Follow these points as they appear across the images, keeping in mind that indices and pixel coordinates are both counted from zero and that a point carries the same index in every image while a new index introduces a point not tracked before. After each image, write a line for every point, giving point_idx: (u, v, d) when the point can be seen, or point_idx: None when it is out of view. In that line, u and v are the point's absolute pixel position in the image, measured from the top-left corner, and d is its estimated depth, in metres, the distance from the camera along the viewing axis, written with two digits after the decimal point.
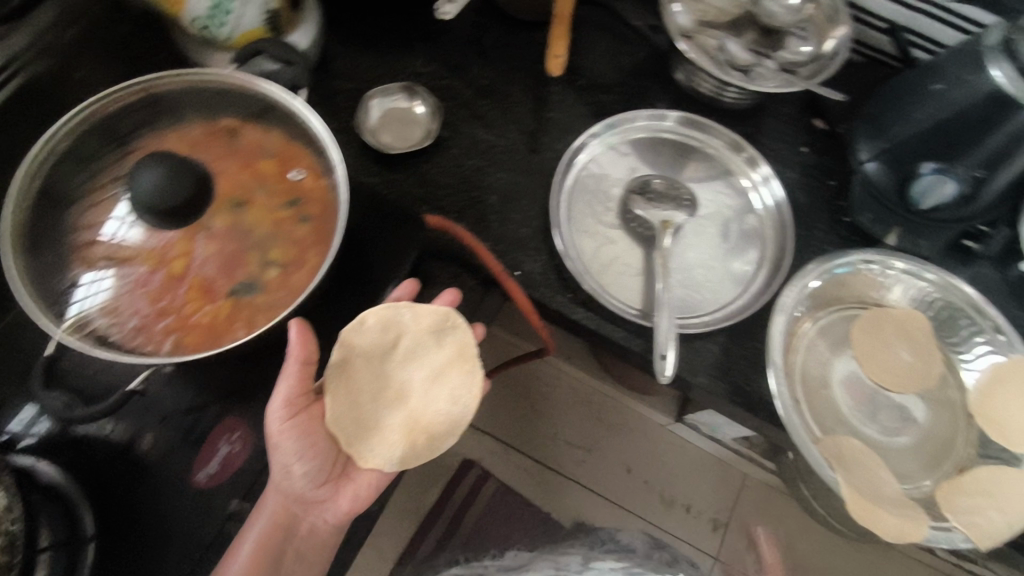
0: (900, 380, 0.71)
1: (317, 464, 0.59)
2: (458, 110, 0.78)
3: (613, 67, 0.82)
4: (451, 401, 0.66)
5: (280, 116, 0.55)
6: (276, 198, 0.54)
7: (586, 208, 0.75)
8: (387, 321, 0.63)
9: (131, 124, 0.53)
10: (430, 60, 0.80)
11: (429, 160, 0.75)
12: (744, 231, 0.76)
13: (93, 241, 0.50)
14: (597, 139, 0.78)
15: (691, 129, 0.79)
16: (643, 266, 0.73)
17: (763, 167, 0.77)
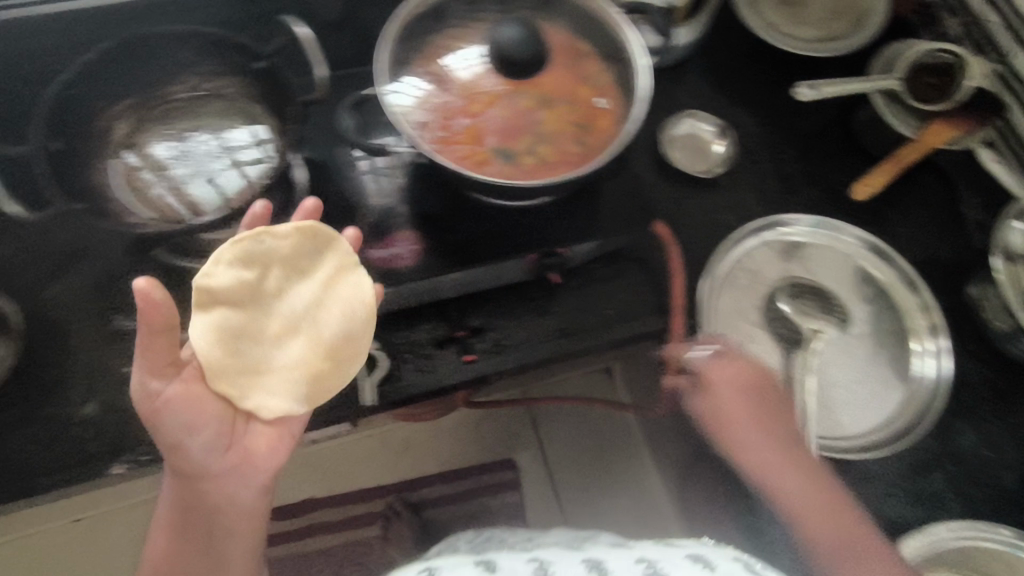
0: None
1: (217, 431, 0.52)
2: (748, 172, 0.80)
3: (913, 236, 0.77)
4: (343, 318, 0.59)
5: (621, 66, 0.63)
6: (574, 115, 0.62)
7: (749, 285, 0.75)
8: (250, 256, 0.56)
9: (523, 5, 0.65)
10: (757, 120, 0.83)
11: (695, 190, 0.78)
12: (895, 399, 0.70)
13: (439, 60, 0.62)
14: (795, 227, 0.76)
15: (906, 282, 0.74)
16: (782, 373, 0.71)
17: (943, 339, 0.71)
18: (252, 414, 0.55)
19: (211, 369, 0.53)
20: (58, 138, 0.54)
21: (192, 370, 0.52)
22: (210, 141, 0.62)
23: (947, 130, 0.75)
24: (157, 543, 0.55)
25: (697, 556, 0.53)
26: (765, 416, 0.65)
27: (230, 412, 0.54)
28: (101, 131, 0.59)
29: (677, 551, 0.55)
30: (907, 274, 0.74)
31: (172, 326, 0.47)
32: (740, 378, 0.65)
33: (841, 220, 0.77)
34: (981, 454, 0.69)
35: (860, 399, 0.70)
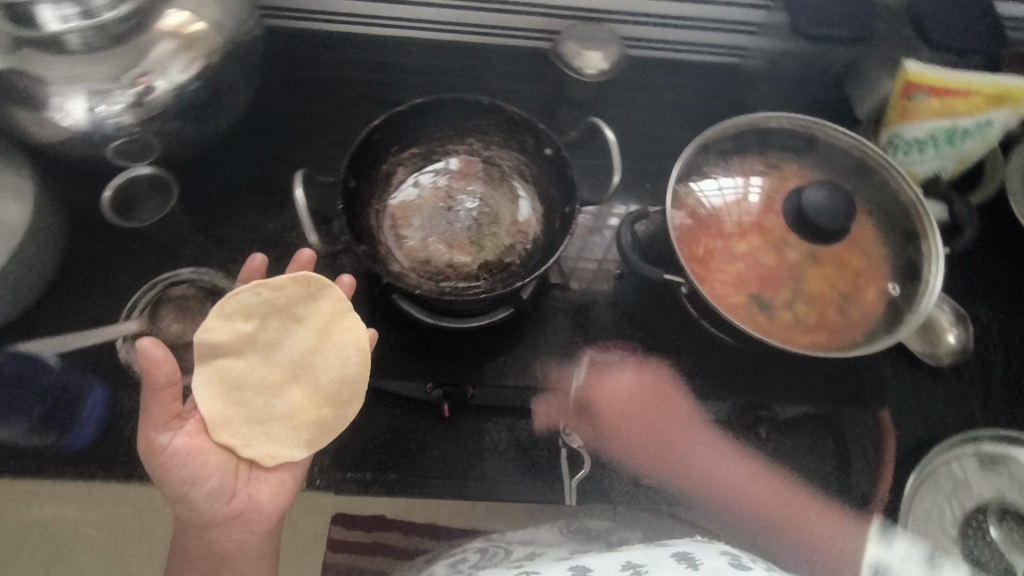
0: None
1: (219, 478, 0.51)
2: (977, 371, 0.73)
3: None
4: (340, 365, 0.58)
5: (907, 245, 0.59)
6: (842, 282, 0.59)
7: (961, 490, 0.67)
8: (247, 312, 0.56)
9: (811, 154, 0.64)
10: (997, 317, 0.76)
11: (916, 374, 0.73)
12: None
13: (696, 185, 0.62)
14: None
15: None
16: None
17: None
18: (253, 461, 0.54)
19: (213, 419, 0.53)
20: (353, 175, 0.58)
21: (193, 424, 0.52)
22: (467, 206, 0.64)
23: None
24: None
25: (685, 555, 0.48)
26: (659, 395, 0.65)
27: (233, 459, 0.53)
28: (384, 174, 0.63)
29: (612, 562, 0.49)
30: None
31: (177, 382, 0.49)
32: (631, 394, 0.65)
33: None
34: None
35: None
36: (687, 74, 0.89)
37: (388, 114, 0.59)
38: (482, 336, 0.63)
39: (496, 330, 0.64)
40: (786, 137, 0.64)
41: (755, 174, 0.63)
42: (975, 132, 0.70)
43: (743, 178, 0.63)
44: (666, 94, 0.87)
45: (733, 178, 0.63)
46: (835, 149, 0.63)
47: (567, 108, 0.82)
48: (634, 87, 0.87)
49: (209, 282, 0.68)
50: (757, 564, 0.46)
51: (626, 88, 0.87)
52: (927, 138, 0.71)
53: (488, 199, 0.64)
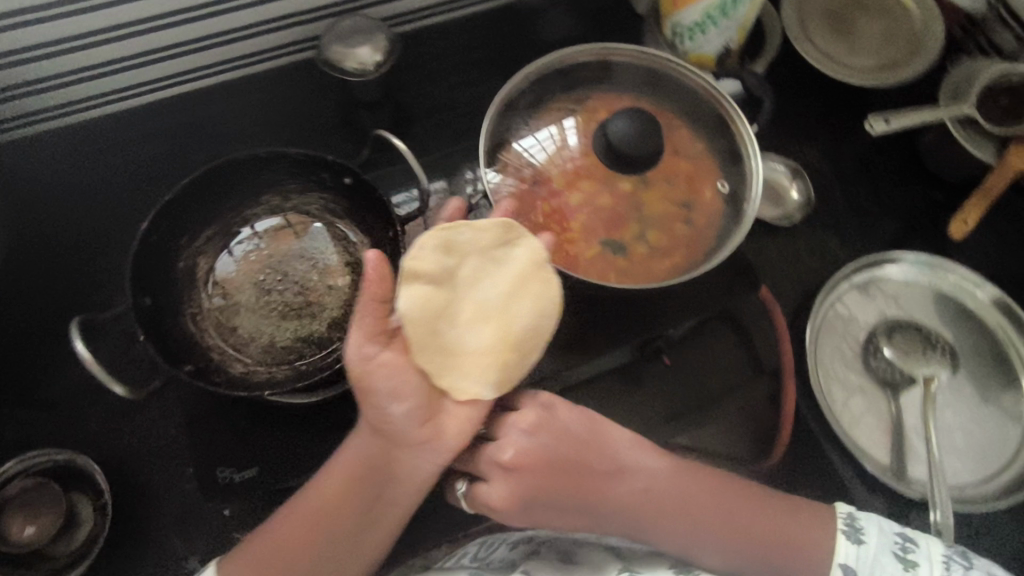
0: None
1: (416, 403, 0.49)
2: (825, 213, 0.78)
3: (993, 262, 0.77)
4: (536, 314, 0.53)
5: (718, 135, 0.61)
6: (678, 194, 0.59)
7: (847, 325, 0.74)
8: (450, 245, 0.53)
9: (611, 79, 0.63)
10: (824, 156, 0.81)
11: (777, 238, 0.76)
12: (1002, 433, 0.69)
13: (514, 148, 0.60)
14: (900, 265, 0.76)
15: (1002, 315, 0.73)
16: (894, 422, 0.69)
17: None
18: (444, 391, 0.50)
19: (415, 339, 0.49)
20: (145, 293, 0.51)
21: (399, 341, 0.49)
22: (290, 265, 0.57)
23: None
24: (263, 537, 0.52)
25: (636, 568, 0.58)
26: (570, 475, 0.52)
27: (427, 386, 0.50)
28: (185, 273, 0.55)
29: (608, 571, 0.58)
30: (993, 301, 0.74)
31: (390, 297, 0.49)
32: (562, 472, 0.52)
33: (946, 260, 0.76)
34: None
35: (975, 442, 0.69)
36: None
37: (156, 211, 0.51)
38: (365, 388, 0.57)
39: None
40: (574, 71, 0.62)
41: (563, 119, 0.61)
42: None
43: (553, 127, 0.60)
44: (455, 55, 0.81)
45: (539, 132, 0.60)
46: (624, 65, 0.62)
47: (363, 111, 0.76)
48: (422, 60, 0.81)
49: (41, 465, 0.59)
50: None
51: (416, 64, 0.80)
52: (704, 18, 0.71)
53: (309, 250, 0.58)
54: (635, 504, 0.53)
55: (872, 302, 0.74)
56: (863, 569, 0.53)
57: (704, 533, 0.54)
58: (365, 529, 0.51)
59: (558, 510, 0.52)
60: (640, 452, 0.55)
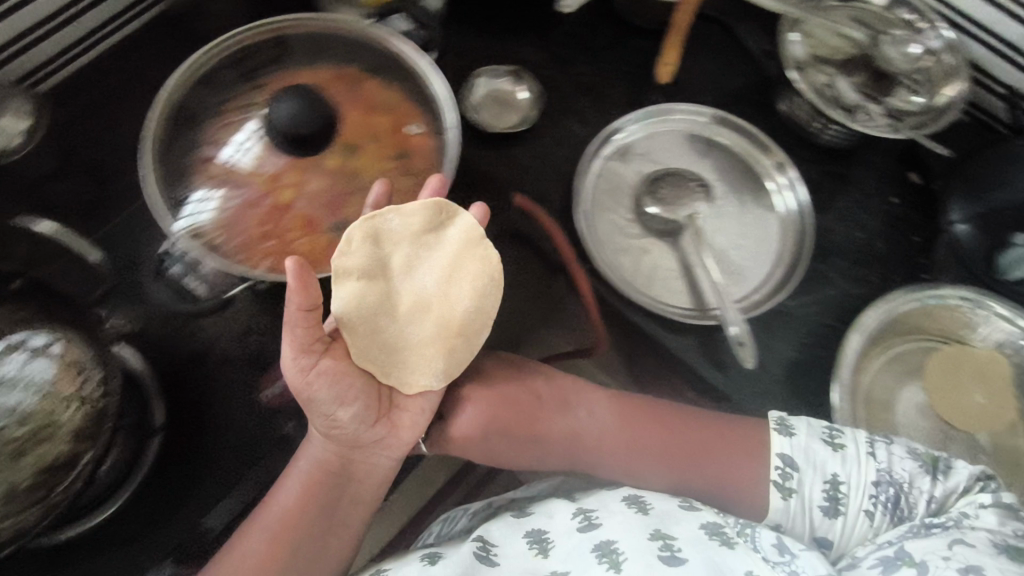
0: (967, 418, 0.72)
1: (360, 406, 0.56)
2: (560, 101, 0.80)
3: (713, 86, 0.82)
4: (472, 296, 0.61)
5: (405, 76, 0.59)
6: (387, 150, 0.57)
7: (611, 198, 0.77)
8: (372, 233, 0.57)
9: (288, 54, 0.59)
10: (539, 49, 0.82)
11: (524, 144, 0.78)
12: (766, 233, 0.77)
13: (216, 160, 0.55)
14: (631, 126, 0.79)
15: (730, 131, 0.80)
16: (681, 265, 0.75)
17: (790, 171, 0.77)
18: (396, 389, 0.59)
19: (354, 343, 0.57)
20: None
21: (335, 349, 0.56)
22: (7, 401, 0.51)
23: None
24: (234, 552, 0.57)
25: (585, 507, 0.66)
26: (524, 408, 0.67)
27: (375, 385, 0.58)
28: None
29: (567, 512, 0.65)
30: (719, 122, 0.80)
31: (320, 305, 0.53)
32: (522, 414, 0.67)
33: (664, 103, 0.80)
34: (855, 238, 0.78)
35: (748, 251, 0.76)
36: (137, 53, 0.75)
37: None
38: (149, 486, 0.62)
39: (154, 472, 0.63)
40: (242, 58, 0.58)
41: (245, 113, 0.56)
42: None
43: (233, 128, 0.56)
44: (126, 87, 0.73)
45: (224, 136, 0.55)
46: (293, 35, 0.59)
47: (54, 185, 0.69)
48: (96, 107, 0.72)
49: None
50: (706, 508, 0.62)
51: (94, 111, 0.72)
52: None
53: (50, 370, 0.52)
54: (577, 433, 0.68)
55: (628, 167, 0.78)
56: (798, 456, 0.61)
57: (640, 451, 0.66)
58: (328, 535, 0.58)
59: (513, 445, 0.67)
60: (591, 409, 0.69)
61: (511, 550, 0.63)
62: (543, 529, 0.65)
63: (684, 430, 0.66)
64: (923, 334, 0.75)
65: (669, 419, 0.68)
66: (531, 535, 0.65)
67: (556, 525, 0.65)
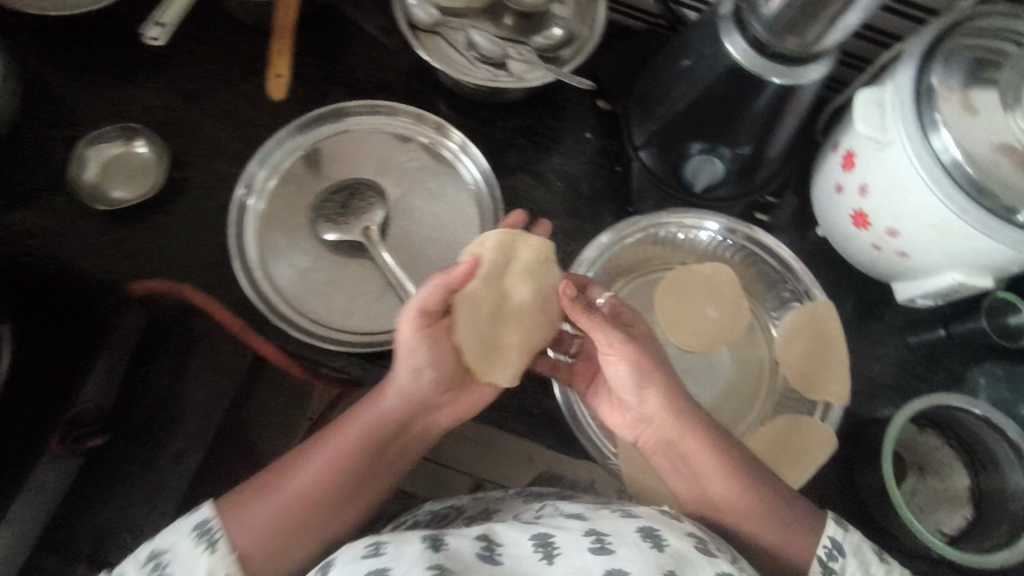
0: (704, 338, 0.69)
1: (445, 373, 0.59)
2: (197, 143, 0.70)
3: (367, 74, 0.75)
4: (534, 300, 0.62)
5: None
6: None
7: (284, 238, 0.68)
8: (501, 252, 0.62)
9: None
10: (158, 91, 0.71)
11: (165, 208, 0.67)
12: (461, 212, 0.72)
13: None
14: (270, 156, 0.69)
15: (378, 114, 0.73)
16: (379, 284, 0.67)
17: (455, 133, 0.72)
18: (477, 374, 0.61)
19: (453, 325, 0.59)
20: None
21: (425, 328, 0.56)
22: None
23: None
24: (285, 495, 0.54)
25: (622, 517, 0.52)
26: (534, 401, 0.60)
27: (453, 370, 0.59)
28: None
29: (575, 530, 0.51)
30: (371, 111, 0.73)
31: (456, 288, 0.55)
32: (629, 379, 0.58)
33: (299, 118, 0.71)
34: (558, 189, 0.74)
35: (445, 240, 0.71)
36: None
37: None
38: None
39: None
40: None
41: None
42: None
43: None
44: None
45: None
46: None
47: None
48: None
49: None
50: (721, 556, 0.49)
51: None
52: None
53: None
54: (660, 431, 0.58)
55: (293, 195, 0.70)
56: (846, 540, 0.52)
57: (714, 465, 0.56)
58: (356, 496, 0.58)
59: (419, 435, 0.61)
60: (641, 393, 0.58)
61: (513, 551, 0.49)
62: (547, 528, 0.51)
63: (766, 485, 0.55)
64: (646, 268, 0.73)
65: (741, 458, 0.56)
66: (536, 538, 0.50)
67: (560, 526, 0.52)
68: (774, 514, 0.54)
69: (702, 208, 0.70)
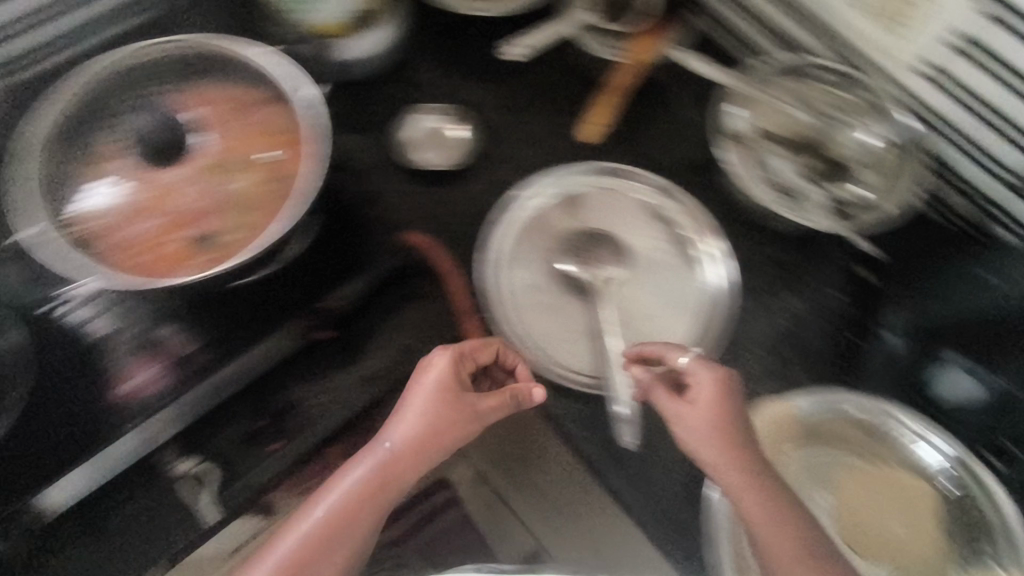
0: (878, 546, 0.63)
1: (457, 431, 0.58)
2: (499, 147, 0.80)
3: (663, 151, 0.80)
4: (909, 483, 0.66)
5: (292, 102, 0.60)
6: (264, 173, 0.59)
7: (526, 253, 0.74)
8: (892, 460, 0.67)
9: (190, 76, 0.62)
10: (491, 93, 0.83)
11: (453, 183, 0.77)
12: (684, 305, 0.73)
13: (117, 160, 0.59)
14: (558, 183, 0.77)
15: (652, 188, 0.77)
16: (586, 329, 0.72)
17: (716, 241, 0.74)
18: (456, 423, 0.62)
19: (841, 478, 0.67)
20: None
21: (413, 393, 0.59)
22: None
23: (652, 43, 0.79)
24: (281, 548, 0.53)
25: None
26: (726, 451, 0.57)
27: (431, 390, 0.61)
28: None
29: None
30: (653, 181, 0.77)
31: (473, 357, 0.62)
32: (715, 396, 0.59)
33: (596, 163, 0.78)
34: (788, 328, 0.73)
35: (662, 323, 0.72)
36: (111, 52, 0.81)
37: None
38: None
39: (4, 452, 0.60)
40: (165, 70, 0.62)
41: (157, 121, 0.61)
42: None
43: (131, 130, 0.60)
44: None
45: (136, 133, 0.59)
46: (215, 55, 0.62)
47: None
48: None
49: None
50: None
51: None
52: None
53: None
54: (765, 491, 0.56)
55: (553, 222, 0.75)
56: None
57: (750, 485, 0.56)
58: (344, 552, 0.54)
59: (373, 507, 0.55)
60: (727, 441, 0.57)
61: None
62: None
63: (799, 515, 0.56)
64: (840, 445, 0.68)
65: (759, 457, 0.58)
66: None
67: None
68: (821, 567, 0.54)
69: (928, 419, 0.67)
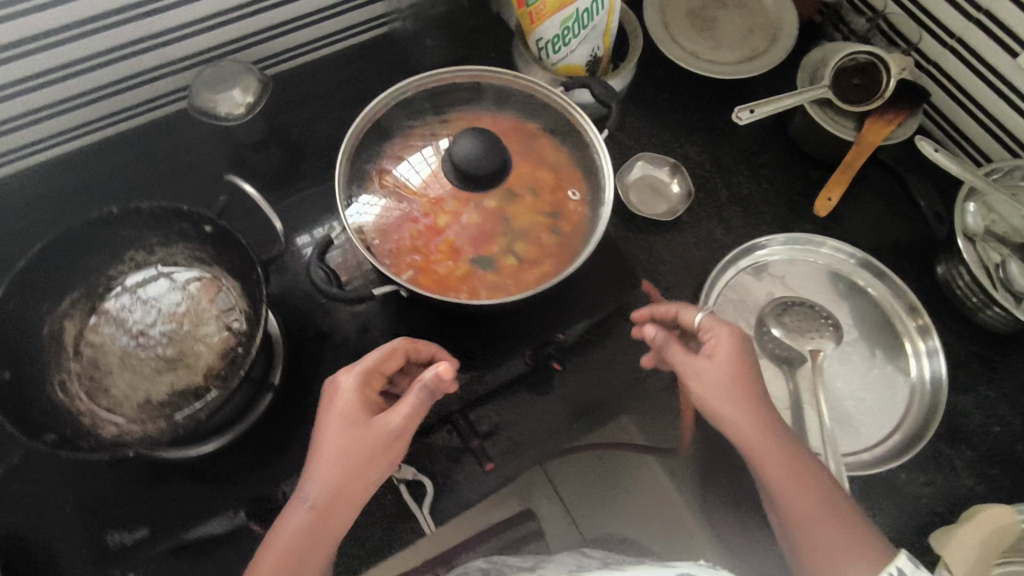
0: None
1: (346, 429, 0.54)
2: (710, 205, 0.81)
3: (873, 234, 0.81)
4: None
5: (575, 142, 0.62)
6: (542, 205, 0.61)
7: (734, 314, 0.75)
8: None
9: (478, 98, 0.64)
10: (703, 151, 0.85)
11: (665, 234, 0.79)
12: (892, 391, 0.73)
13: (391, 172, 0.60)
14: (773, 250, 0.78)
15: (866, 269, 0.77)
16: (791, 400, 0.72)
17: (933, 340, 0.73)
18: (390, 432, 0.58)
19: None
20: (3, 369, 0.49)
21: (337, 402, 0.56)
22: (159, 293, 0.56)
23: (885, 126, 0.76)
24: None
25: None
26: (735, 397, 0.58)
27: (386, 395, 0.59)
28: (48, 340, 0.53)
29: None
30: (867, 262, 0.77)
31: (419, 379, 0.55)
32: (731, 346, 0.59)
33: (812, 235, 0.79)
34: (991, 429, 0.72)
35: (869, 406, 0.72)
36: (347, 63, 0.86)
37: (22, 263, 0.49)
38: (235, 449, 0.59)
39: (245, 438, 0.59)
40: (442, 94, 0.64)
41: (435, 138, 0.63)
42: (594, 8, 0.74)
43: (415, 143, 0.62)
44: (338, 90, 0.84)
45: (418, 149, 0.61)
46: (496, 85, 0.64)
47: (254, 154, 0.80)
48: (304, 100, 0.83)
49: None
50: None
51: (290, 105, 0.83)
52: (563, 33, 0.75)
53: (207, 297, 0.56)
54: (787, 458, 0.56)
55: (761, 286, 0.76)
56: None
57: (770, 435, 0.57)
58: None
59: (321, 531, 0.52)
60: (738, 407, 0.57)
61: None
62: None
63: (823, 484, 0.57)
64: None
65: (771, 413, 0.58)
66: None
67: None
68: (850, 536, 0.54)
69: None
